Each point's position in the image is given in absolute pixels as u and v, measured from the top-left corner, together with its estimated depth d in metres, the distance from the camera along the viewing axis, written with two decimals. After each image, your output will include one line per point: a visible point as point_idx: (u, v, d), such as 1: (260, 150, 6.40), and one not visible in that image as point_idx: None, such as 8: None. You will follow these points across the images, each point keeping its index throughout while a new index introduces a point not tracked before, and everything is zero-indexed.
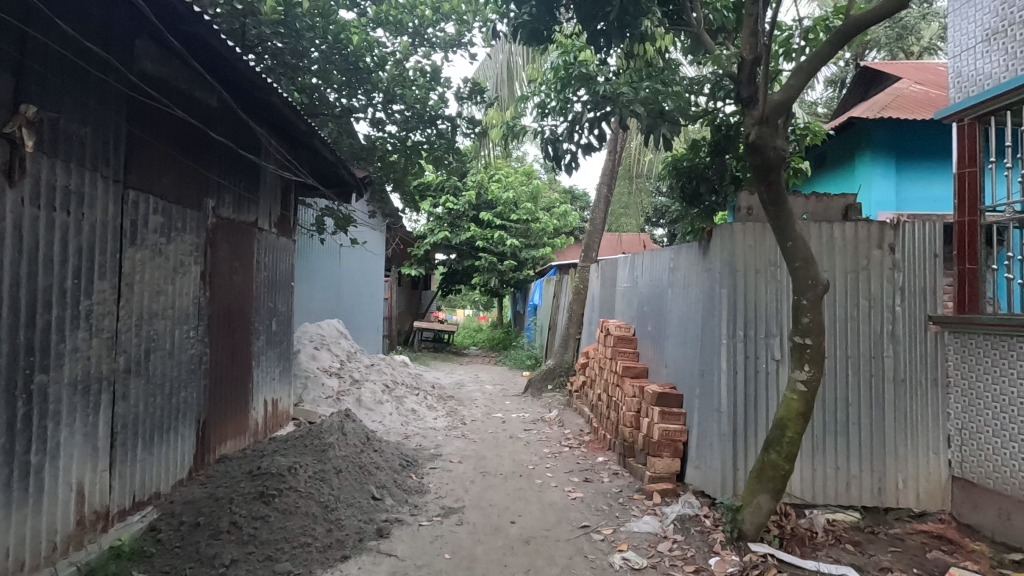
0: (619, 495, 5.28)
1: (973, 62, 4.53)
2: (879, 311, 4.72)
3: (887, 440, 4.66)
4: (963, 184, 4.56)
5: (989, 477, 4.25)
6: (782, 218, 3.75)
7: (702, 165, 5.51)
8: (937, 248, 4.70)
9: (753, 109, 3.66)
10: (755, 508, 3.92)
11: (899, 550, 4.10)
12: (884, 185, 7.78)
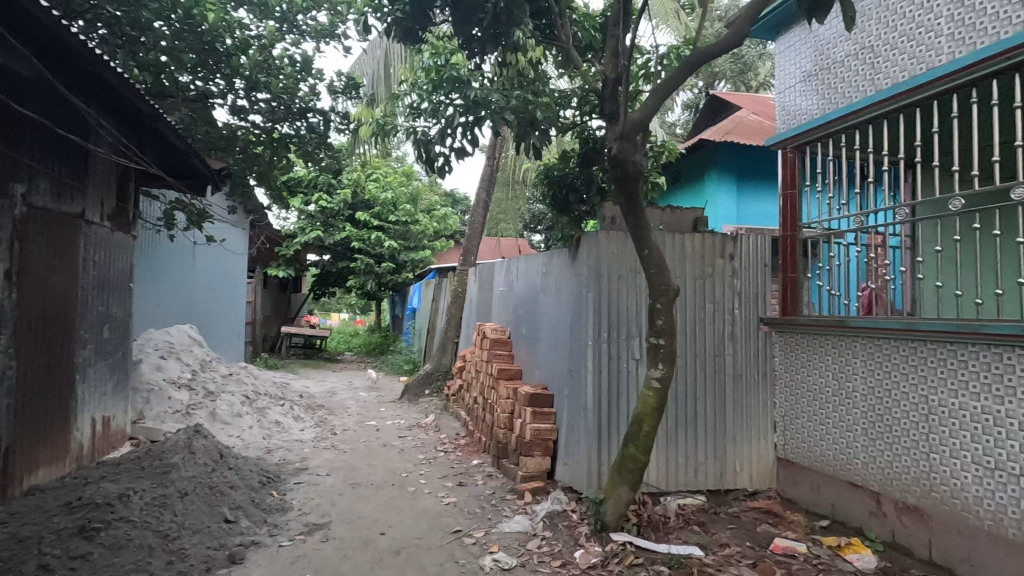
0: (492, 497, 5.34)
1: (794, 99, 5.27)
2: (722, 313, 5.27)
3: (727, 429, 5.21)
4: (787, 204, 5.26)
5: (804, 456, 4.95)
6: (641, 228, 4.04)
7: (571, 175, 5.79)
8: (767, 259, 5.38)
9: (615, 124, 3.92)
10: (616, 499, 4.18)
11: (736, 527, 4.60)
12: (727, 202, 8.73)
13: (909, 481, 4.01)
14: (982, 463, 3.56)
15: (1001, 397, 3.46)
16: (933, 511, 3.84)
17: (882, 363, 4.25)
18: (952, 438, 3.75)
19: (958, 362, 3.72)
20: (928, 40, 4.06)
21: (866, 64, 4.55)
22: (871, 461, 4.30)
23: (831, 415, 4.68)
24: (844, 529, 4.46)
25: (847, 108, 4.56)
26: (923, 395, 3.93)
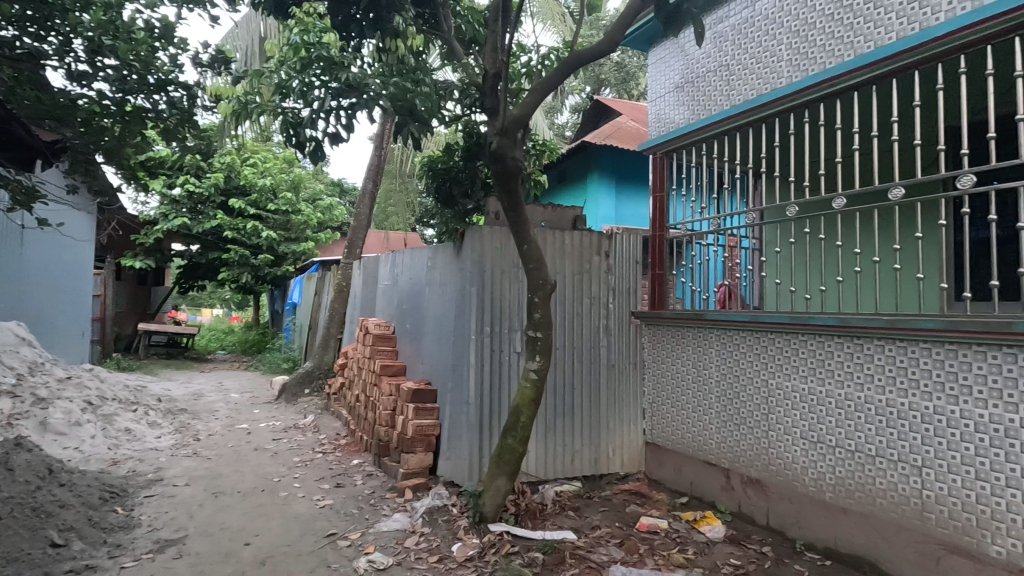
0: (371, 497, 5.18)
1: (663, 108, 5.69)
2: (597, 308, 5.55)
3: (602, 417, 5.51)
4: (656, 206, 5.64)
5: (667, 440, 5.38)
6: (520, 223, 4.13)
7: (455, 169, 5.79)
8: (638, 257, 5.74)
9: (495, 120, 3.95)
10: (495, 490, 4.25)
11: (607, 510, 4.86)
12: (606, 203, 9.19)
13: (752, 456, 4.49)
14: (808, 438, 4.07)
15: (823, 379, 3.98)
16: (770, 482, 4.33)
17: (732, 352, 4.71)
18: (785, 417, 4.24)
19: (791, 349, 4.21)
20: (770, 63, 4.55)
21: (722, 81, 5.01)
22: (723, 441, 4.76)
23: (691, 401, 5.11)
24: (700, 504, 4.90)
25: (707, 120, 5.00)
26: (764, 379, 4.41)
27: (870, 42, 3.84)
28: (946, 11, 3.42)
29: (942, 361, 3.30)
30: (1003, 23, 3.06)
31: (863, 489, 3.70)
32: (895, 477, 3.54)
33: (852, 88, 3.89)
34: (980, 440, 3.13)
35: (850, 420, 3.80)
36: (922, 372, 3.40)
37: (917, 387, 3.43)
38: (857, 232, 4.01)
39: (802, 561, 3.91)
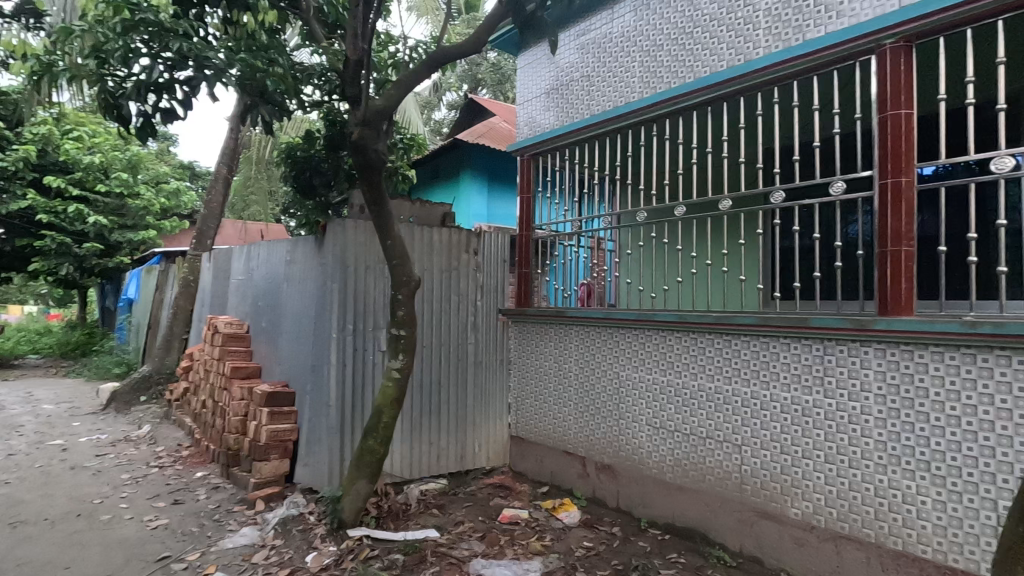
0: (216, 512, 4.73)
1: (532, 112, 5.87)
2: (465, 305, 5.59)
3: (468, 414, 5.57)
4: (523, 207, 5.82)
5: (530, 432, 5.57)
6: (383, 217, 4.01)
7: (318, 157, 5.54)
8: (505, 256, 5.88)
9: (357, 109, 3.79)
10: (354, 495, 4.09)
11: (471, 505, 4.92)
12: (478, 202, 9.29)
13: (606, 444, 4.80)
14: (652, 424, 4.44)
15: (665, 370, 4.36)
16: (621, 466, 4.67)
17: (589, 347, 5.00)
18: (634, 406, 4.59)
19: (639, 343, 4.56)
20: (625, 78, 4.89)
21: (584, 91, 5.29)
22: (580, 431, 5.04)
23: (552, 395, 5.35)
24: (559, 492, 5.16)
25: (570, 126, 5.26)
26: (616, 371, 4.74)
27: (705, 66, 4.25)
28: (764, 47, 3.92)
29: (758, 351, 3.78)
30: (805, 63, 3.59)
31: (696, 468, 4.12)
32: (720, 455, 3.98)
33: (690, 108, 4.32)
34: (785, 418, 3.63)
35: (686, 407, 4.20)
36: (743, 362, 3.86)
37: (737, 374, 3.89)
38: (697, 237, 4.52)
39: (645, 537, 4.27)
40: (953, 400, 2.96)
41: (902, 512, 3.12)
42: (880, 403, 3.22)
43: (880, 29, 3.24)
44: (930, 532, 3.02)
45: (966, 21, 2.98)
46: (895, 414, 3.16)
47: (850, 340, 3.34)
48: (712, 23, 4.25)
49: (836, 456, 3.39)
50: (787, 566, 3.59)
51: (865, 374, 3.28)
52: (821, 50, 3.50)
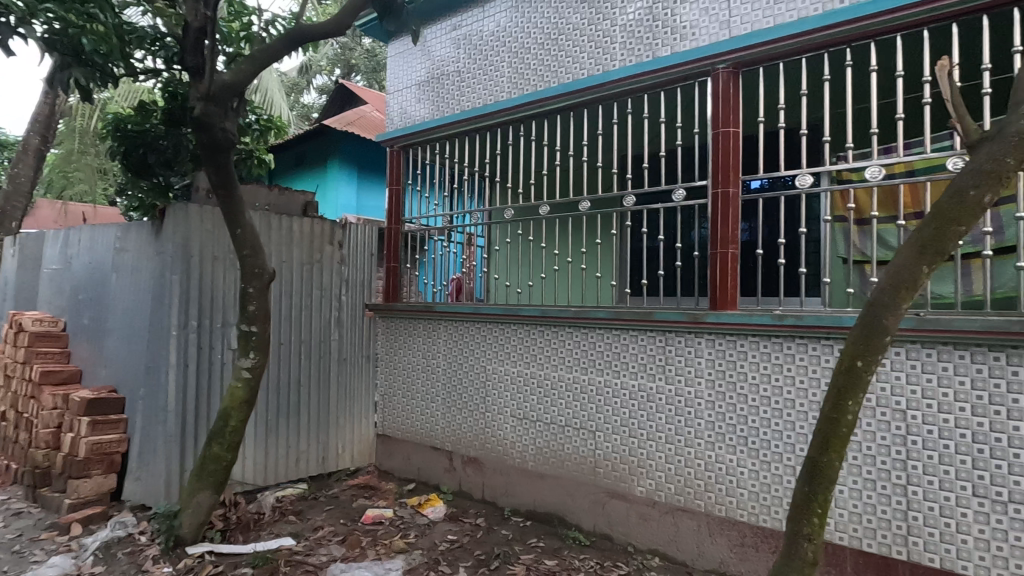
0: (16, 541, 4.01)
1: (403, 102, 5.75)
2: (328, 300, 5.33)
3: (331, 414, 5.33)
4: (392, 199, 5.68)
5: (398, 430, 5.46)
6: (232, 203, 3.67)
7: (152, 134, 4.91)
8: (373, 249, 5.70)
9: (200, 82, 3.43)
10: (195, 508, 3.71)
11: (332, 508, 4.71)
12: (346, 192, 8.89)
13: (472, 437, 4.86)
14: (516, 415, 4.57)
15: (529, 363, 4.51)
16: (486, 458, 4.76)
17: (457, 342, 5.02)
18: (499, 398, 4.69)
19: (504, 337, 4.68)
20: (495, 77, 4.97)
21: (456, 86, 5.29)
22: (447, 426, 5.05)
23: (419, 391, 5.29)
24: (425, 488, 5.14)
25: (441, 120, 5.23)
26: (483, 365, 4.82)
27: (568, 74, 4.47)
28: (620, 60, 4.19)
29: (610, 342, 4.07)
30: (654, 78, 3.92)
31: (555, 455, 4.33)
32: (577, 441, 4.22)
33: (555, 112, 4.52)
34: (632, 404, 3.95)
35: (547, 397, 4.39)
36: (598, 353, 4.13)
37: (593, 365, 4.15)
38: (559, 235, 4.76)
39: (508, 525, 4.41)
40: (764, 382, 3.42)
41: (726, 482, 3.54)
42: (710, 387, 3.62)
43: (714, 55, 3.63)
44: (747, 497, 3.46)
45: (779, 56, 3.47)
46: (721, 396, 3.57)
47: (686, 331, 3.72)
48: (575, 32, 4.46)
49: (674, 436, 3.75)
50: (633, 540, 3.91)
51: (697, 362, 3.67)
52: (666, 68, 3.84)
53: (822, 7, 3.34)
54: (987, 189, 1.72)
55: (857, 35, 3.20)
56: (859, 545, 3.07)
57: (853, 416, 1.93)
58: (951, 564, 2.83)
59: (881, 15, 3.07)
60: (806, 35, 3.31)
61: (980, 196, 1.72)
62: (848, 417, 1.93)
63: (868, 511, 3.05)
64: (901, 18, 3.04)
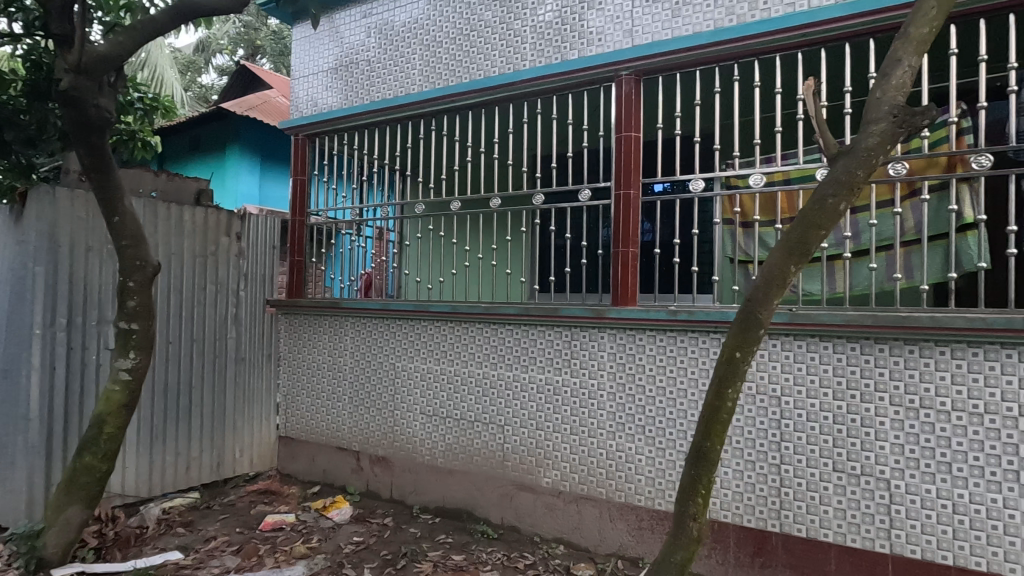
0: None
1: (310, 89, 5.49)
2: (224, 295, 4.99)
3: (227, 416, 5.01)
4: (296, 189, 5.42)
5: (302, 431, 5.23)
6: (108, 187, 3.33)
7: (12, 107, 4.41)
8: (275, 241, 5.40)
9: (67, 51, 3.07)
10: (62, 526, 3.33)
11: (227, 517, 4.44)
12: (247, 181, 8.36)
13: (380, 435, 4.76)
14: (425, 412, 4.54)
15: (439, 359, 4.49)
16: (395, 457, 4.68)
17: (365, 339, 4.88)
18: (408, 395, 4.63)
19: (414, 334, 4.62)
20: (406, 69, 4.87)
21: (365, 76, 5.13)
22: (354, 425, 4.91)
23: (325, 390, 5.10)
24: (331, 490, 4.97)
25: (350, 110, 5.06)
26: (392, 362, 4.72)
27: (480, 70, 4.48)
28: (530, 60, 4.26)
29: (519, 338, 4.14)
30: (561, 81, 4.03)
31: (465, 450, 4.34)
32: (486, 436, 4.25)
33: (466, 108, 4.52)
34: (540, 398, 4.04)
35: (457, 393, 4.39)
36: (507, 348, 4.19)
37: (502, 360, 4.21)
38: (470, 231, 4.77)
39: (417, 524, 4.37)
40: (660, 373, 3.64)
41: (626, 469, 3.72)
42: (612, 379, 3.79)
43: (619, 61, 3.79)
44: (644, 483, 3.66)
45: (675, 67, 3.70)
46: (622, 387, 3.75)
47: (590, 326, 3.87)
48: (487, 29, 4.47)
49: (579, 427, 3.89)
50: (539, 530, 4.02)
51: (600, 355, 3.84)
52: (574, 70, 3.97)
53: (714, 23, 3.59)
54: (844, 197, 1.90)
55: (744, 52, 3.48)
56: (740, 522, 3.35)
57: (733, 402, 2.08)
58: (815, 534, 3.16)
59: (763, 35, 3.36)
60: (700, 48, 3.55)
61: (838, 203, 1.90)
62: (729, 403, 2.09)
63: (748, 490, 3.34)
64: (780, 40, 3.35)
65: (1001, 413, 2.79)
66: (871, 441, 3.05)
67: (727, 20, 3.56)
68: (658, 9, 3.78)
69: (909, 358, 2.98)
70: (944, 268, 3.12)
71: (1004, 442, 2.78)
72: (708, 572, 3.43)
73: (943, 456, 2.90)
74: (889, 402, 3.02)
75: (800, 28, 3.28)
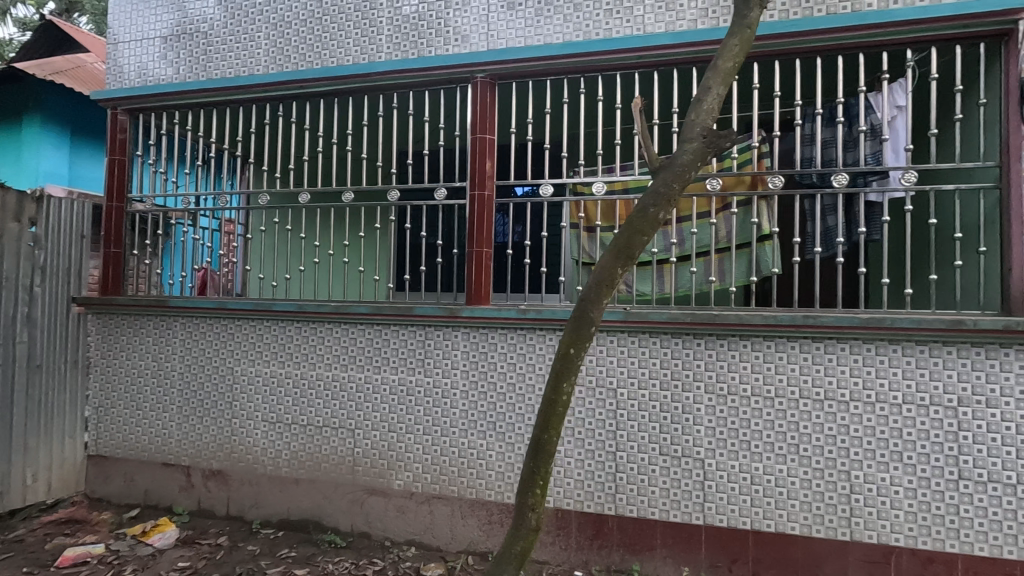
0: None
1: (132, 57, 4.81)
2: (10, 292, 4.19)
3: (14, 436, 4.21)
4: (113, 171, 4.71)
5: (118, 448, 4.57)
6: None
7: None
8: (85, 230, 4.66)
9: None
10: None
11: (12, 555, 3.81)
12: (51, 156, 7.12)
13: (215, 447, 4.32)
14: (267, 419, 4.21)
15: (284, 362, 4.19)
16: (231, 470, 4.27)
17: (197, 341, 4.40)
18: (248, 402, 4.26)
19: (256, 335, 4.27)
20: (250, 46, 4.47)
21: (201, 49, 4.61)
22: (183, 437, 4.40)
23: (148, 399, 4.51)
24: (154, 512, 4.41)
25: (182, 85, 4.52)
26: (230, 367, 4.31)
27: (333, 58, 4.26)
28: (386, 53, 4.14)
29: (372, 338, 4.02)
30: (419, 77, 3.99)
31: (312, 457, 4.09)
32: (335, 441, 4.06)
33: (319, 95, 4.28)
34: (393, 399, 3.95)
35: (303, 397, 4.13)
36: (358, 349, 4.04)
37: (353, 361, 4.04)
38: (320, 225, 4.53)
39: (256, 540, 4.05)
40: (510, 370, 3.75)
41: (477, 466, 3.78)
42: (465, 377, 3.83)
43: (474, 63, 3.85)
44: (494, 478, 3.75)
45: (528, 75, 3.85)
46: (474, 385, 3.81)
47: (444, 326, 3.87)
48: (341, 15, 4.27)
49: (432, 427, 3.87)
50: (390, 533, 3.93)
51: (454, 354, 3.85)
52: (431, 68, 3.94)
53: (563, 37, 3.79)
54: (663, 207, 1.94)
55: (589, 67, 3.72)
56: (581, 507, 3.57)
57: (568, 396, 2.01)
58: (644, 513, 3.47)
59: (605, 53, 3.63)
60: (550, 59, 3.73)
61: (657, 213, 1.94)
62: (564, 398, 2.02)
63: (588, 477, 3.56)
64: (619, 59, 3.65)
65: (786, 395, 3.30)
66: (690, 425, 3.43)
67: (575, 35, 3.78)
68: (513, 17, 3.89)
69: (720, 351, 3.39)
70: (748, 273, 3.60)
71: (789, 420, 3.29)
72: (552, 557, 3.61)
73: (745, 435, 3.35)
74: (704, 390, 3.41)
75: (636, 51, 3.59)
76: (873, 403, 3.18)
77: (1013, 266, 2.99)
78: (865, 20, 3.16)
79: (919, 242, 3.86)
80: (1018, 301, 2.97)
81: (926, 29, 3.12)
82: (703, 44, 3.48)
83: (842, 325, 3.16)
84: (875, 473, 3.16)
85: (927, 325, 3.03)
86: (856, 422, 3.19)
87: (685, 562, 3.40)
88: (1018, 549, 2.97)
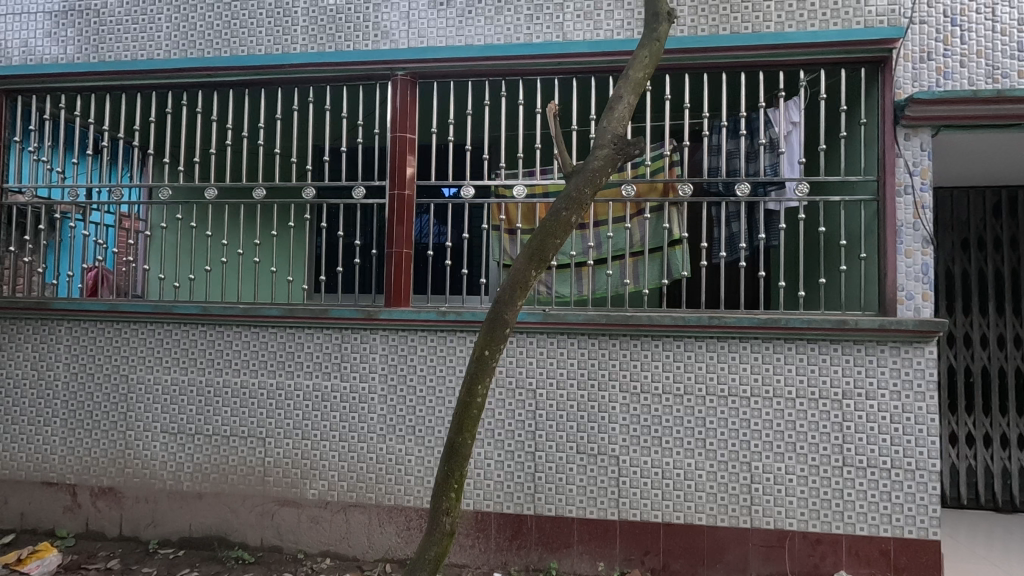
0: None
1: (6, 28, 4.35)
2: None
3: None
4: None
5: None
6: None
7: None
8: None
9: None
10: None
11: None
12: None
13: (105, 462, 3.96)
14: (167, 430, 3.91)
15: (186, 368, 3.91)
16: (125, 487, 3.93)
17: (86, 347, 4.03)
18: (145, 412, 3.94)
19: (154, 340, 3.96)
20: (150, 28, 4.14)
21: (92, 27, 4.22)
22: (68, 453, 4.01)
23: (26, 412, 4.07)
24: (31, 538, 3.98)
25: (72, 67, 4.13)
26: (124, 374, 3.97)
27: (243, 47, 4.04)
28: (301, 45, 3.98)
29: (284, 341, 3.84)
30: (337, 71, 3.88)
31: (216, 470, 3.85)
32: (243, 451, 3.83)
33: (229, 84, 4.04)
34: (307, 405, 3.79)
35: (208, 406, 3.88)
36: (269, 354, 3.84)
37: (265, 367, 3.84)
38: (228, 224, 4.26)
39: (152, 562, 3.74)
40: (429, 373, 3.70)
41: (395, 471, 3.69)
42: (383, 381, 3.74)
43: (393, 60, 3.79)
44: (413, 483, 3.68)
45: (449, 75, 3.82)
46: (393, 390, 3.72)
47: (362, 328, 3.77)
48: (252, 3, 4.05)
49: (348, 433, 3.75)
50: (302, 546, 3.76)
51: (371, 357, 3.76)
52: (350, 63, 3.83)
53: (485, 39, 3.80)
54: (575, 211, 1.98)
55: (510, 70, 3.75)
56: (500, 509, 3.58)
57: (483, 398, 2.00)
58: (562, 511, 3.53)
59: (525, 58, 3.68)
60: (471, 60, 3.72)
61: (570, 217, 1.97)
62: (479, 399, 2.00)
63: (508, 479, 3.58)
64: (538, 64, 3.69)
65: (694, 392, 3.46)
66: (605, 424, 3.52)
67: (497, 38, 3.79)
68: (434, 16, 3.85)
69: (634, 350, 3.52)
70: (659, 275, 3.76)
71: (697, 416, 3.45)
72: (471, 560, 3.60)
73: (657, 431, 3.48)
74: (619, 389, 3.52)
75: (554, 57, 3.65)
76: (771, 398, 3.40)
77: (888, 270, 3.31)
78: (762, 40, 3.40)
79: (811, 248, 4.19)
80: (891, 302, 3.30)
81: (814, 52, 3.39)
82: (618, 54, 3.60)
83: (743, 325, 3.37)
84: (772, 463, 3.39)
85: (816, 325, 3.30)
86: (756, 416, 3.41)
87: (600, 557, 3.49)
88: (891, 527, 3.27)
